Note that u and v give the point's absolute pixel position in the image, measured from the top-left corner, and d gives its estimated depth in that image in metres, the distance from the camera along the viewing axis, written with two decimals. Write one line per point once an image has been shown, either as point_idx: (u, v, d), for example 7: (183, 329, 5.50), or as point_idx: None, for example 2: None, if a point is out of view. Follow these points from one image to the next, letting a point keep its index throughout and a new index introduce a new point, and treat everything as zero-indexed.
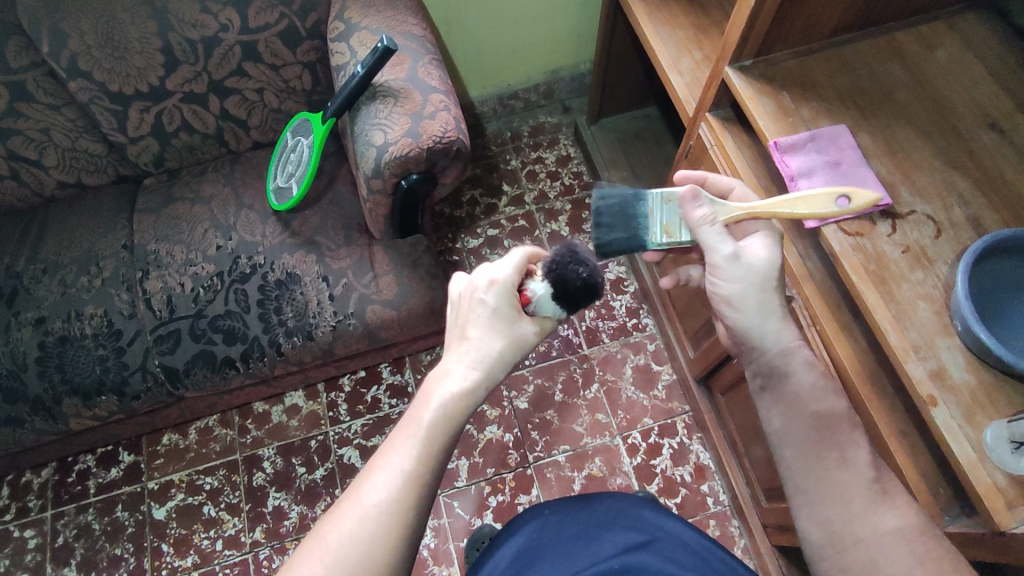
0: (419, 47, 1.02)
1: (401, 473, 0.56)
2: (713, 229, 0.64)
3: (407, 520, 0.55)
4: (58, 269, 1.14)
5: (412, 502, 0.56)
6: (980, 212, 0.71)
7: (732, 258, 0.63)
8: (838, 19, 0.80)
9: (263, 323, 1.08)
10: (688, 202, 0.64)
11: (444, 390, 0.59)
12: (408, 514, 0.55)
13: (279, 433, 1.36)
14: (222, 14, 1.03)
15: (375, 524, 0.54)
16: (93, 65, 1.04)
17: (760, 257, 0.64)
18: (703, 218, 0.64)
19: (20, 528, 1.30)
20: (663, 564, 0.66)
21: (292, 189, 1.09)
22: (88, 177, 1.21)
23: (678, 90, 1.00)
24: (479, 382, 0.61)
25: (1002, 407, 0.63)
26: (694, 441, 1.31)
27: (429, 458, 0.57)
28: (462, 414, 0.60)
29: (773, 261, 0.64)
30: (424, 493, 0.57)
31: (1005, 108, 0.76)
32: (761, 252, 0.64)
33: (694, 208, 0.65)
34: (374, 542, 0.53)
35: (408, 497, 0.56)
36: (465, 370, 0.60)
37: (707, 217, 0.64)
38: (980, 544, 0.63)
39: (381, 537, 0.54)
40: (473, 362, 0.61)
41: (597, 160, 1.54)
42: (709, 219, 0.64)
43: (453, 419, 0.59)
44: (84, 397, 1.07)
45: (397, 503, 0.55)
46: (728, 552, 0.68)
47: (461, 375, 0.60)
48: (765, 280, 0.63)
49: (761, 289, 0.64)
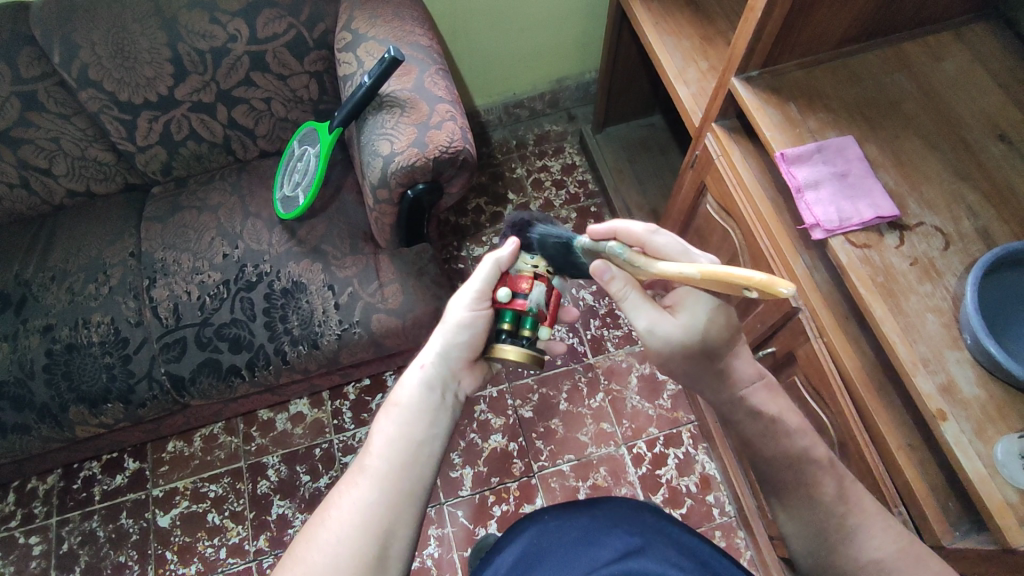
0: (425, 57, 1.03)
1: (359, 473, 0.61)
2: (629, 298, 0.66)
3: (369, 514, 0.58)
4: (67, 277, 1.14)
5: (371, 497, 0.59)
6: (988, 224, 0.70)
7: (651, 328, 0.67)
8: (845, 30, 0.80)
9: (269, 331, 1.08)
10: (601, 277, 0.65)
11: (395, 394, 0.68)
12: (372, 509, 0.58)
13: (283, 441, 1.36)
14: (231, 24, 1.04)
15: (341, 526, 0.57)
16: (103, 75, 1.05)
17: (671, 323, 0.67)
18: (617, 290, 0.66)
19: (25, 534, 1.30)
20: (662, 568, 0.66)
21: (298, 198, 1.10)
22: (97, 186, 1.22)
23: (684, 101, 1.00)
24: (420, 366, 0.69)
25: (1013, 421, 0.62)
26: (700, 451, 1.31)
27: (381, 452, 0.62)
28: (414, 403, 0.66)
29: (693, 325, 0.67)
30: (384, 486, 0.60)
31: (1014, 119, 0.76)
32: (680, 319, 0.67)
33: (609, 278, 0.65)
34: (339, 541, 0.57)
35: (369, 489, 0.59)
36: (409, 369, 0.70)
37: (622, 288, 0.66)
38: (991, 560, 0.62)
39: (345, 538, 0.57)
40: (414, 362, 0.70)
41: (603, 169, 1.54)
42: (624, 289, 0.66)
43: (404, 411, 0.65)
44: (90, 404, 1.07)
45: (356, 500, 0.59)
46: (724, 552, 0.68)
47: (413, 371, 0.69)
48: (684, 346, 0.66)
49: (682, 354, 0.67)
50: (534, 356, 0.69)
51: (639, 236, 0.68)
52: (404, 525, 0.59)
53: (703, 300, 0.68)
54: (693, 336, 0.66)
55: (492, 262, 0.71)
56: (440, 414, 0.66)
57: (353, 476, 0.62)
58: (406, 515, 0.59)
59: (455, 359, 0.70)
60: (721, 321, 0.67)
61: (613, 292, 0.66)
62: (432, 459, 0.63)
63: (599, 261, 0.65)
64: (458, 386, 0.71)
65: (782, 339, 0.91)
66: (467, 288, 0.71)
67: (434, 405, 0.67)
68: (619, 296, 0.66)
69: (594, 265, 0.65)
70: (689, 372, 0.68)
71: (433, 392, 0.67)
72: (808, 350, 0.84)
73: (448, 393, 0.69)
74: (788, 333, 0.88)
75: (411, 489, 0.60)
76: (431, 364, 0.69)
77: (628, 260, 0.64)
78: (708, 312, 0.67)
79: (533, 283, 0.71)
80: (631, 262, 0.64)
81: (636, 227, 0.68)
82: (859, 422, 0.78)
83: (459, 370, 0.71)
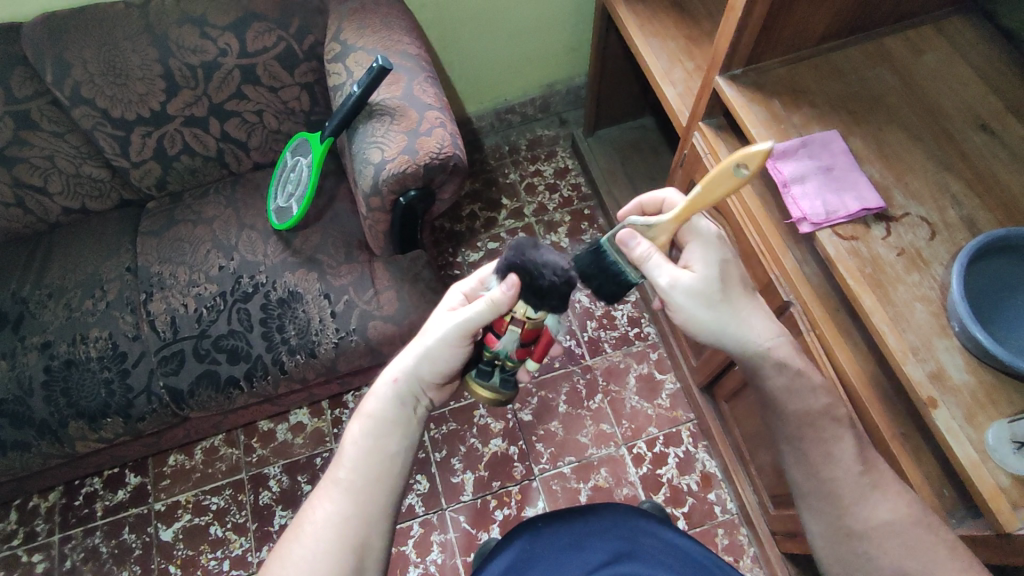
0: (414, 66, 1.04)
1: (334, 488, 0.63)
2: (653, 260, 0.64)
3: (343, 530, 0.60)
4: (64, 293, 1.15)
5: (342, 512, 0.61)
6: (973, 213, 0.71)
7: (674, 285, 0.66)
8: (826, 26, 0.81)
9: (266, 342, 1.09)
10: (628, 244, 0.64)
11: (367, 404, 0.68)
12: (344, 525, 0.61)
13: (284, 451, 1.36)
14: (222, 39, 1.05)
15: (313, 539, 0.60)
16: (95, 92, 1.06)
17: (691, 278, 0.66)
18: (642, 253, 0.64)
19: (28, 553, 1.30)
20: (652, 569, 0.67)
21: (292, 209, 1.10)
22: (92, 202, 1.23)
23: (670, 100, 1.01)
24: (392, 380, 0.68)
25: (1004, 406, 0.62)
26: (699, 449, 1.31)
27: (354, 467, 0.64)
28: (384, 418, 0.66)
29: (711, 273, 0.67)
30: (355, 500, 0.62)
31: (996, 109, 0.77)
32: (697, 269, 0.67)
33: (634, 245, 0.64)
34: (315, 558, 0.59)
35: (342, 504, 0.62)
36: (381, 378, 0.69)
37: (647, 251, 0.64)
38: (987, 547, 0.62)
39: (316, 549, 0.59)
40: (385, 372, 0.69)
41: (595, 171, 1.55)
42: (648, 252, 0.64)
43: (376, 426, 0.66)
44: (90, 419, 1.08)
45: (332, 516, 0.61)
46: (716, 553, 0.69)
47: (382, 384, 0.68)
48: (702, 295, 0.67)
49: (703, 300, 0.67)
50: (501, 394, 0.72)
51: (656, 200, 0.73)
52: (377, 541, 0.62)
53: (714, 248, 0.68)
54: (711, 286, 0.67)
55: (485, 302, 0.64)
56: (409, 428, 0.67)
57: (326, 489, 0.64)
58: (375, 529, 0.62)
59: (428, 380, 0.69)
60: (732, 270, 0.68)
61: (637, 258, 0.64)
62: (401, 476, 0.65)
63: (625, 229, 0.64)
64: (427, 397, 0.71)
65: None
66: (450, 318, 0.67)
67: (402, 420, 0.67)
68: (642, 262, 0.65)
69: (621, 232, 0.64)
70: (711, 321, 0.68)
71: (401, 408, 0.67)
72: (801, 344, 0.84)
73: (418, 407, 0.69)
74: None
75: (382, 504, 0.63)
76: (401, 380, 0.67)
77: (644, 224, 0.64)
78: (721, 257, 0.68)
79: (507, 325, 0.66)
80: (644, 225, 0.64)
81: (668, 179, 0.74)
82: None
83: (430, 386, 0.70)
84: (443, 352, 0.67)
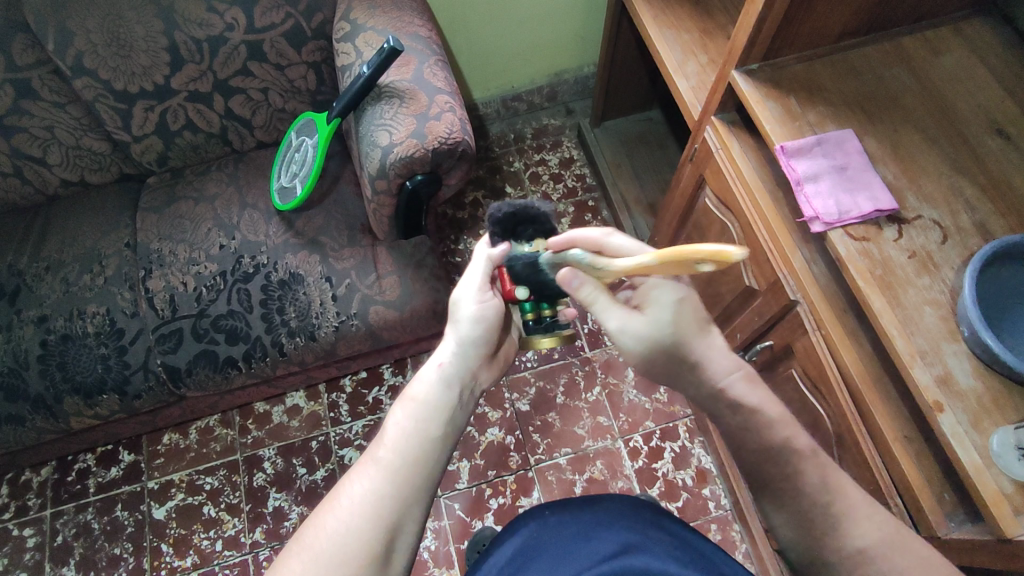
0: (424, 48, 1.02)
1: (372, 465, 0.59)
2: (599, 302, 0.63)
3: (380, 508, 0.56)
4: (61, 268, 1.13)
5: (384, 491, 0.57)
6: (986, 218, 0.71)
7: (621, 328, 0.63)
8: (845, 23, 0.80)
9: (266, 323, 1.08)
10: (569, 285, 0.62)
11: (411, 387, 0.65)
12: (387, 505, 0.57)
13: (279, 434, 1.36)
14: (228, 13, 1.03)
15: (350, 518, 0.56)
16: (98, 63, 1.04)
17: (640, 321, 0.62)
18: (587, 297, 0.63)
19: (19, 526, 1.29)
20: (660, 562, 0.64)
21: (296, 189, 1.09)
22: (92, 176, 1.21)
23: (683, 94, 1.00)
24: (438, 363, 0.65)
25: (1009, 413, 0.62)
26: (696, 445, 1.31)
27: (397, 446, 0.60)
28: (432, 401, 0.63)
29: (661, 320, 0.62)
30: (397, 480, 0.58)
31: (1011, 114, 0.76)
32: (647, 314, 0.63)
33: (577, 285, 0.63)
34: (350, 532, 0.55)
35: (385, 482, 0.58)
36: (427, 363, 0.66)
37: (591, 294, 0.63)
38: (986, 551, 0.63)
39: (353, 526, 0.55)
40: (432, 357, 0.67)
41: (601, 163, 1.54)
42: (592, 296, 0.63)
43: (421, 407, 0.62)
44: (85, 395, 1.07)
45: (369, 492, 0.57)
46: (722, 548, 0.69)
47: (429, 366, 0.66)
48: (655, 340, 0.62)
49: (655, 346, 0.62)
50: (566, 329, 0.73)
51: (596, 241, 0.67)
52: (414, 527, 0.58)
53: (668, 290, 0.64)
54: (660, 331, 0.62)
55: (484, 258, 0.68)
56: (455, 413, 0.64)
57: (364, 467, 0.59)
58: (414, 512, 0.58)
59: (472, 359, 0.67)
60: (689, 309, 0.64)
61: (581, 299, 0.63)
62: (443, 459, 0.61)
63: (566, 269, 0.63)
64: (475, 382, 0.68)
65: (780, 332, 0.91)
66: (469, 281, 0.68)
67: (449, 402, 0.64)
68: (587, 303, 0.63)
69: (562, 272, 0.63)
70: (665, 366, 0.64)
71: (447, 390, 0.64)
72: (806, 343, 0.84)
73: (466, 391, 0.66)
74: (786, 326, 0.88)
75: (425, 487, 0.59)
76: (450, 363, 0.65)
77: (590, 265, 0.62)
78: (675, 303, 0.63)
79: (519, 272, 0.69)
80: (592, 265, 0.62)
81: (593, 231, 0.67)
82: (856, 415, 0.78)
83: (478, 366, 0.68)
84: (482, 321, 0.67)
